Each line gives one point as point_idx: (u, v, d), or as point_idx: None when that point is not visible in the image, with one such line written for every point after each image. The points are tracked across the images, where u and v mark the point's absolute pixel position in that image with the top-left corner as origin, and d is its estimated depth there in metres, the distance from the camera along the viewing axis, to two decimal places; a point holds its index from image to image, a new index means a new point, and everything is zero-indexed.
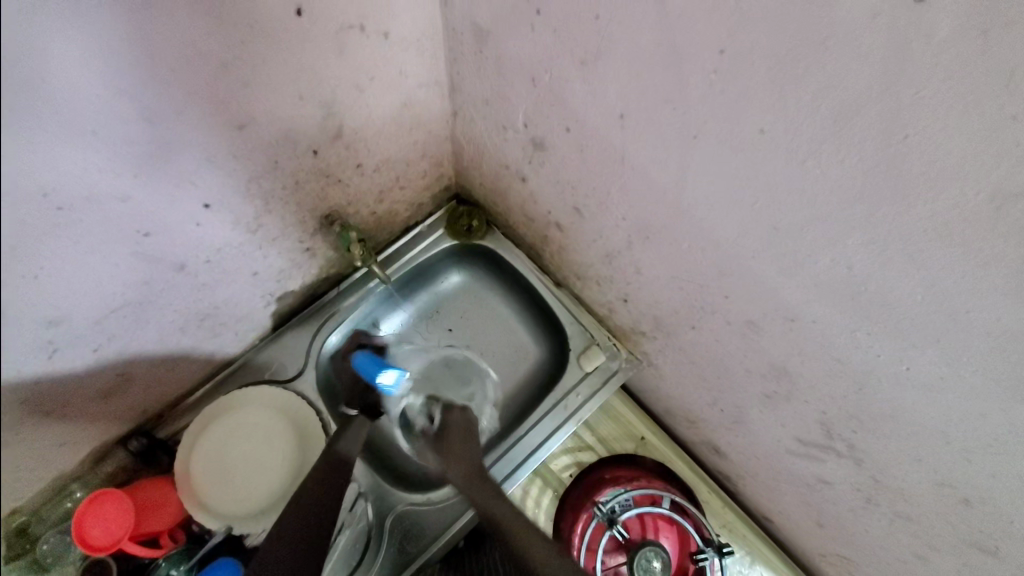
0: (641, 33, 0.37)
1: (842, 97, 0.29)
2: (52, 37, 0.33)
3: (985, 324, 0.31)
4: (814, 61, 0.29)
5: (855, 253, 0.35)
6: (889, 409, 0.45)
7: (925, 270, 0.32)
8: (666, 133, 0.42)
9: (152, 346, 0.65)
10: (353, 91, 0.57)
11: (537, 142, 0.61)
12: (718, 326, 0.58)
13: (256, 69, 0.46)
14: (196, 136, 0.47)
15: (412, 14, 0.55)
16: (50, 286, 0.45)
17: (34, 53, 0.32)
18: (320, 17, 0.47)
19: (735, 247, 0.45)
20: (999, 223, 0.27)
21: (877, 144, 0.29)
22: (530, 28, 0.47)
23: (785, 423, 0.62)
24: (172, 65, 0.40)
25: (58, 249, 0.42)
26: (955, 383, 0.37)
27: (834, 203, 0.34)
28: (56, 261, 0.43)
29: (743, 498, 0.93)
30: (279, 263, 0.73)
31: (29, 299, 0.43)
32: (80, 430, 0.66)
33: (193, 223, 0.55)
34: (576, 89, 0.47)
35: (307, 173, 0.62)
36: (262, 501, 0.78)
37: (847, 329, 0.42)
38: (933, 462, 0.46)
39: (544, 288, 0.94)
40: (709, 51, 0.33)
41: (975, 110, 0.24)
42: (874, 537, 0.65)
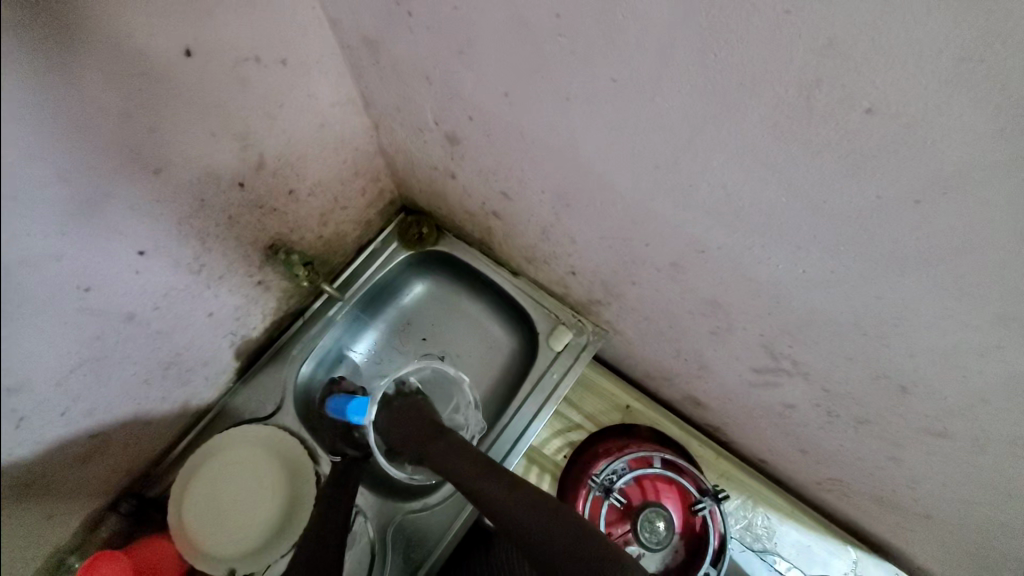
0: (492, 12, 0.40)
1: (657, 30, 0.32)
2: None
3: (841, 205, 0.34)
4: (626, 6, 0.32)
5: (722, 171, 0.38)
6: (806, 315, 0.48)
7: (779, 171, 0.35)
8: (545, 101, 0.45)
9: (120, 402, 0.66)
10: (266, 120, 0.60)
11: (451, 137, 0.64)
12: (651, 274, 0.60)
13: (160, 113, 0.49)
14: (117, 186, 0.49)
15: (306, 40, 0.58)
16: (11, 361, 0.45)
17: None
18: (213, 55, 0.50)
19: (635, 193, 0.48)
20: (812, 109, 0.30)
21: (698, 67, 0.32)
22: (409, 30, 0.50)
23: (738, 356, 0.64)
24: (75, 119, 0.42)
25: (12, 321, 0.43)
26: (844, 273, 0.40)
27: (690, 130, 0.37)
28: (12, 335, 0.44)
29: (734, 445, 0.95)
30: (233, 301, 0.75)
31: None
32: (64, 501, 0.66)
33: (133, 272, 0.57)
34: (463, 78, 0.50)
35: (240, 206, 0.65)
36: (262, 536, 0.79)
37: (746, 247, 0.44)
38: (860, 356, 0.48)
39: (504, 280, 0.96)
40: (549, 16, 0.37)
41: (755, 15, 0.28)
42: (847, 451, 0.67)
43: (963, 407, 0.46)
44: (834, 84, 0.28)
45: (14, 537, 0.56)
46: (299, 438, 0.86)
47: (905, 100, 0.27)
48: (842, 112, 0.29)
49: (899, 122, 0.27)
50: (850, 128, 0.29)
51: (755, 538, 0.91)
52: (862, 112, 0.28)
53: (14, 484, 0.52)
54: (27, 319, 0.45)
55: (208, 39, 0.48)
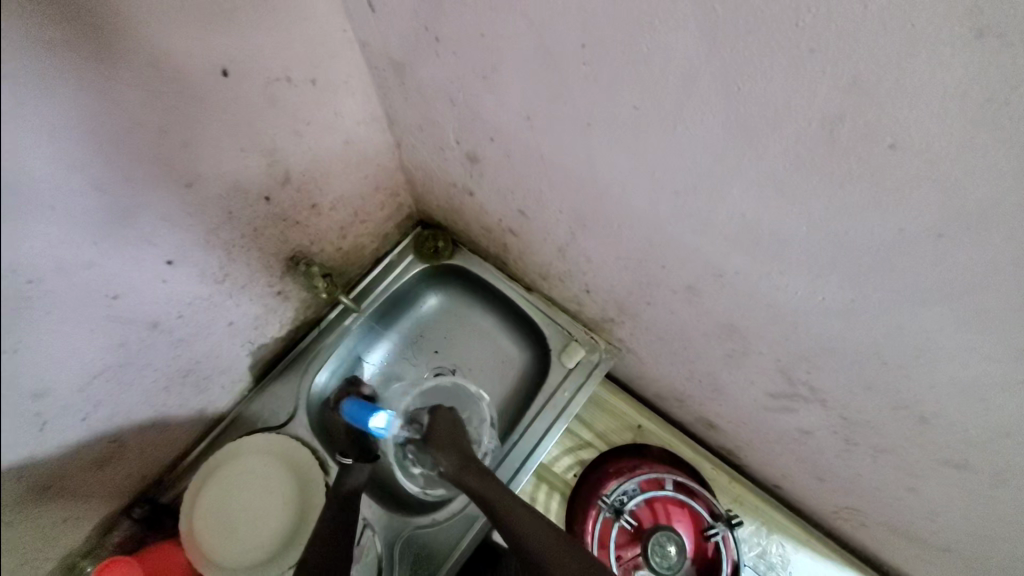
0: (518, 40, 0.41)
1: (681, 63, 0.33)
2: None
3: (863, 236, 0.34)
4: (650, 40, 0.33)
5: (742, 199, 0.39)
6: (825, 342, 0.48)
7: (799, 200, 0.35)
8: (566, 125, 0.46)
9: (139, 407, 0.68)
10: (293, 137, 0.62)
11: (471, 156, 0.65)
12: (667, 296, 0.60)
13: (194, 130, 0.51)
14: (150, 199, 0.51)
15: (334, 61, 0.60)
16: (35, 363, 0.47)
17: None
18: (246, 76, 0.52)
19: (653, 216, 0.48)
20: (835, 143, 0.30)
21: (720, 99, 0.33)
22: (434, 54, 0.51)
23: (753, 380, 0.64)
24: (113, 135, 0.44)
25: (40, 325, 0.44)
26: (865, 303, 0.40)
27: (711, 158, 0.38)
28: (40, 338, 0.45)
29: (748, 470, 0.93)
30: (252, 310, 0.77)
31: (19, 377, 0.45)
32: (81, 503, 0.67)
33: (160, 280, 0.58)
34: (485, 101, 0.52)
35: (263, 219, 0.66)
36: (271, 544, 0.79)
37: (765, 272, 0.44)
38: (880, 385, 0.48)
39: (517, 296, 0.97)
40: (574, 46, 0.38)
41: (779, 52, 0.28)
42: (865, 480, 0.66)
43: (986, 441, 0.45)
44: (857, 120, 0.28)
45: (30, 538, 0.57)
46: (310, 447, 0.86)
47: (927, 138, 0.27)
48: (865, 147, 0.29)
49: (922, 158, 0.28)
50: (873, 161, 0.30)
51: (769, 566, 0.89)
52: (885, 147, 0.29)
53: (34, 486, 0.53)
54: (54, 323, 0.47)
55: (243, 61, 0.50)
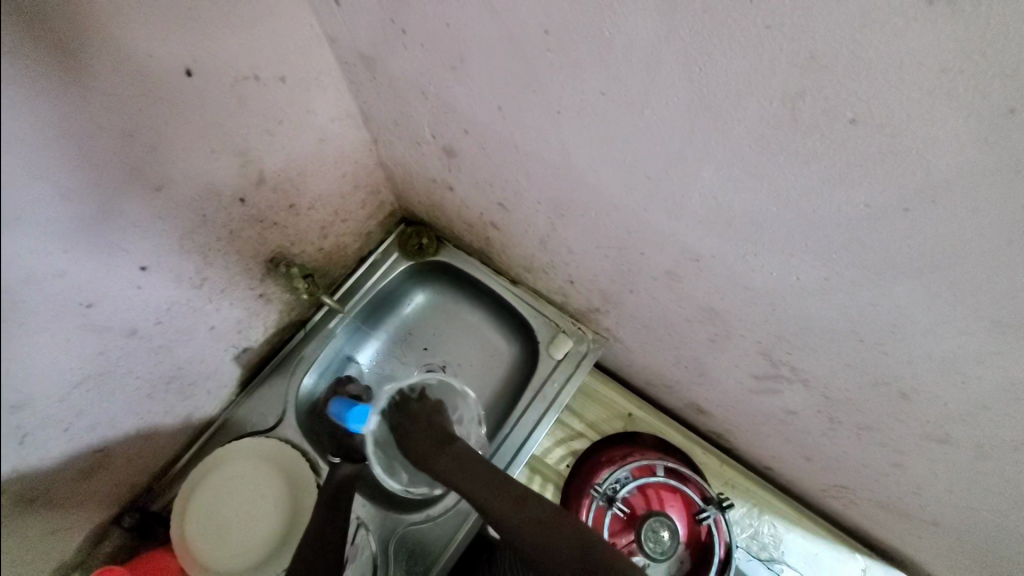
0: (483, 29, 0.41)
1: (643, 46, 0.32)
2: None
3: (832, 214, 0.35)
4: (613, 23, 0.32)
5: (713, 181, 0.39)
6: (803, 321, 0.48)
7: (768, 180, 0.35)
8: (536, 114, 0.46)
9: (123, 416, 0.67)
10: (265, 136, 0.61)
11: (448, 149, 0.65)
12: (649, 283, 0.60)
13: (162, 132, 0.50)
14: (120, 204, 0.50)
15: (303, 57, 0.59)
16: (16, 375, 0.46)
17: None
18: (213, 75, 0.51)
19: (629, 203, 0.48)
20: (799, 121, 0.30)
21: (684, 81, 0.33)
22: (403, 47, 0.51)
23: (737, 363, 0.64)
24: (77, 141, 0.43)
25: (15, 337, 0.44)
26: (838, 281, 0.40)
27: (680, 142, 0.37)
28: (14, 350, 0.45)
29: (738, 453, 0.94)
30: (235, 314, 0.76)
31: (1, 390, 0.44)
32: (68, 515, 0.67)
33: (135, 287, 0.57)
34: (457, 93, 0.51)
35: (240, 221, 0.66)
36: (263, 548, 0.78)
37: (741, 255, 0.45)
38: (859, 362, 0.48)
39: (503, 289, 0.96)
40: (538, 33, 0.37)
41: (738, 31, 0.28)
42: (851, 457, 0.67)
43: (963, 413, 0.45)
44: (818, 96, 0.28)
45: (15, 554, 0.56)
46: (301, 450, 0.86)
47: (886, 112, 0.27)
48: (827, 123, 0.29)
49: (883, 133, 0.28)
50: (836, 138, 0.30)
51: (762, 546, 0.90)
52: (846, 122, 0.29)
53: (18, 500, 0.52)
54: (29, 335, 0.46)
55: (207, 59, 0.49)
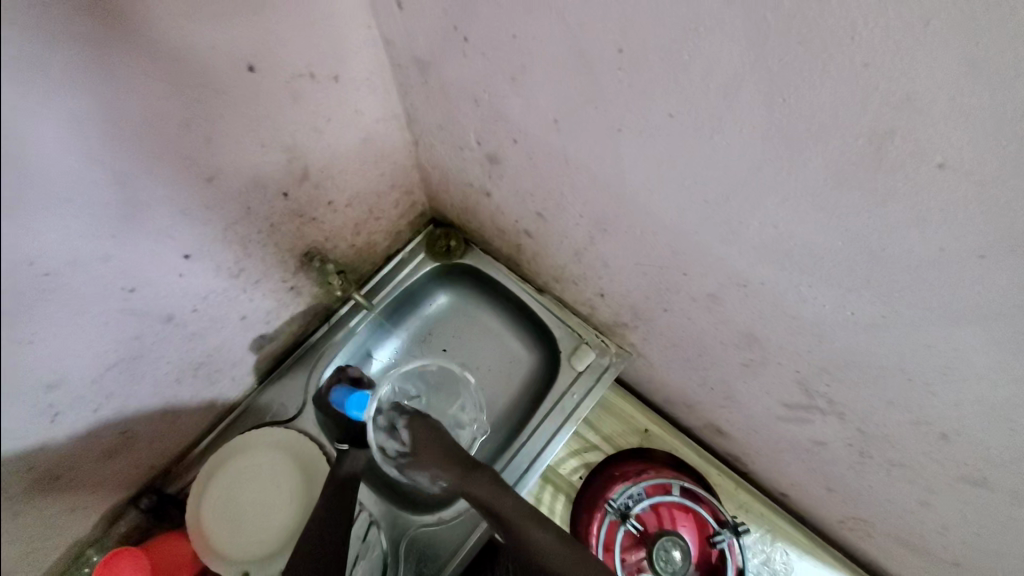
0: (553, 44, 0.41)
1: (724, 74, 0.32)
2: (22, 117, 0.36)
3: (902, 252, 0.34)
4: (694, 48, 0.32)
5: (778, 211, 0.38)
6: (850, 355, 0.47)
7: (836, 215, 0.35)
8: (595, 130, 0.46)
9: (151, 399, 0.67)
10: (313, 133, 0.61)
11: (491, 156, 0.65)
12: (687, 304, 0.60)
13: (216, 125, 0.50)
14: (171, 193, 0.50)
15: (357, 57, 0.59)
16: (44, 349, 0.47)
17: None
18: (272, 71, 0.51)
19: (680, 224, 0.48)
20: (882, 159, 0.30)
21: (763, 108, 0.32)
22: (462, 54, 0.51)
23: (770, 390, 0.64)
24: (135, 129, 0.44)
25: (43, 315, 0.45)
26: (895, 320, 0.40)
27: (747, 170, 0.37)
28: (45, 325, 0.46)
29: (755, 477, 0.93)
30: (265, 305, 0.76)
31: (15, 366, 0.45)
32: (88, 493, 0.67)
33: (177, 274, 0.58)
34: (512, 103, 0.51)
35: (281, 215, 0.66)
36: (274, 540, 0.78)
37: (793, 285, 0.44)
38: (903, 400, 0.47)
39: (528, 296, 0.96)
40: (611, 52, 0.37)
41: (833, 65, 0.27)
42: (878, 492, 0.65)
43: (1007, 460, 0.44)
44: (908, 136, 0.28)
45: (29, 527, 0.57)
46: (317, 442, 0.85)
47: (978, 159, 0.26)
48: (913, 164, 0.29)
49: (971, 179, 0.27)
50: (921, 180, 0.29)
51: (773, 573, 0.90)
52: (933, 166, 0.28)
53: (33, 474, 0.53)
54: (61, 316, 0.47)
55: (268, 55, 0.50)
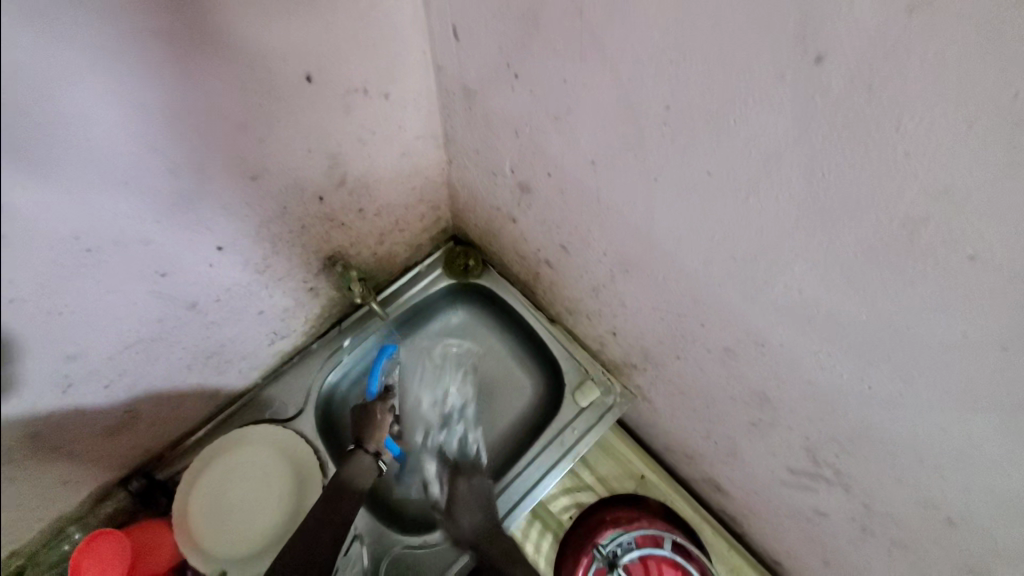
0: (602, 92, 0.42)
1: (767, 142, 0.33)
2: (98, 105, 0.38)
3: (927, 334, 0.34)
4: (740, 113, 0.33)
5: (804, 275, 0.39)
6: (863, 428, 0.46)
7: (863, 288, 0.35)
8: (631, 176, 0.47)
9: (160, 381, 0.68)
10: (357, 144, 0.63)
11: (523, 186, 0.66)
12: (700, 354, 0.60)
13: (269, 128, 0.52)
14: (215, 187, 0.52)
15: (408, 78, 0.62)
16: (72, 319, 0.49)
17: (67, 116, 0.37)
18: (328, 84, 0.54)
19: (704, 276, 0.49)
20: (915, 242, 0.30)
21: (801, 178, 0.33)
22: (510, 89, 0.53)
23: (776, 452, 0.63)
24: (194, 126, 0.46)
25: (79, 288, 0.46)
26: (914, 399, 0.39)
27: (778, 233, 0.38)
28: (79, 298, 0.48)
29: (749, 540, 0.90)
30: (283, 302, 0.78)
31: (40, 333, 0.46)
32: (83, 467, 0.68)
33: (207, 264, 0.60)
34: (552, 139, 0.53)
35: (313, 218, 0.68)
36: (258, 541, 0.77)
37: (812, 351, 0.44)
38: (913, 481, 0.46)
39: (539, 325, 0.96)
40: (658, 106, 0.39)
41: (875, 149, 0.28)
42: (878, 573, 0.63)
43: (1017, 558, 0.43)
44: (943, 224, 0.28)
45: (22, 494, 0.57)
46: (313, 447, 0.85)
47: (1012, 256, 0.27)
48: (946, 251, 0.29)
49: (1003, 274, 0.28)
50: (951, 268, 0.30)
51: None
52: (965, 257, 0.29)
53: (36, 439, 0.54)
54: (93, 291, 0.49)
55: (327, 69, 0.52)
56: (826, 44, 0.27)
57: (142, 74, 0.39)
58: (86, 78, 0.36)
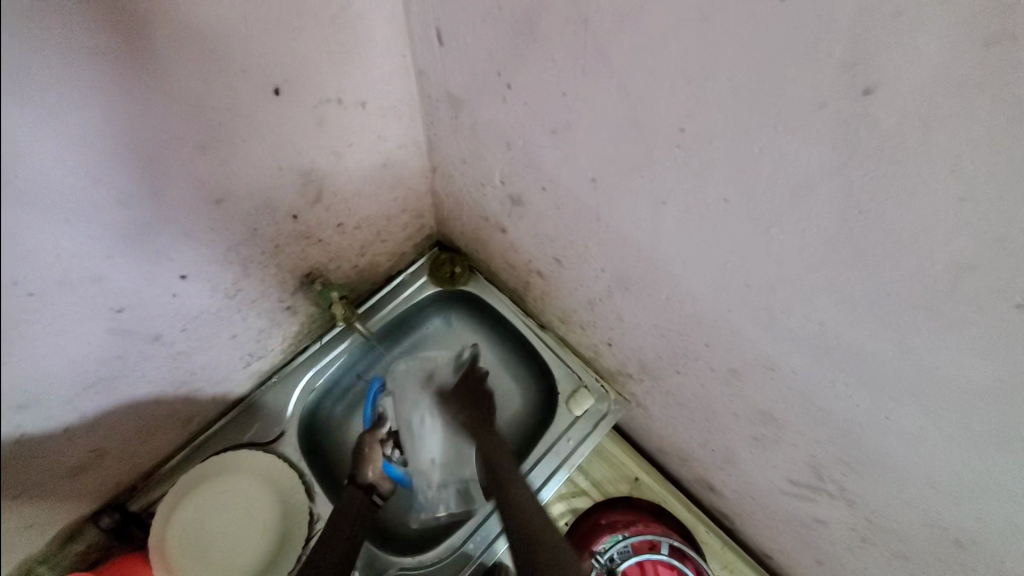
0: (608, 109, 0.39)
1: (799, 174, 0.30)
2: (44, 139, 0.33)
3: (957, 374, 0.32)
4: (769, 141, 0.30)
5: (826, 309, 0.37)
6: (873, 453, 0.45)
7: (891, 325, 0.33)
8: (636, 196, 0.44)
9: (125, 416, 0.63)
10: (333, 157, 0.58)
11: (515, 198, 0.62)
12: (702, 371, 0.58)
13: (235, 145, 0.47)
14: (173, 213, 0.47)
15: (388, 83, 0.56)
16: (27, 368, 0.43)
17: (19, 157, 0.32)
18: (299, 93, 0.48)
19: (714, 300, 0.46)
20: (956, 288, 0.28)
21: (836, 215, 0.31)
22: (502, 100, 0.48)
23: (777, 465, 0.62)
24: (148, 148, 0.40)
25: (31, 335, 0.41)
26: (932, 432, 0.38)
27: (801, 266, 0.36)
28: (29, 348, 0.42)
29: (743, 538, 0.90)
30: (259, 323, 0.72)
31: (7, 386, 0.41)
32: (48, 509, 0.62)
33: (171, 294, 0.54)
34: (549, 154, 0.49)
35: (287, 236, 0.62)
36: (245, 571, 0.73)
37: (827, 380, 0.43)
38: (921, 504, 0.45)
39: (530, 331, 0.93)
40: (673, 128, 0.35)
41: (923, 190, 0.26)
42: None
43: None
44: (991, 273, 0.26)
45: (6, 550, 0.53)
46: (297, 470, 0.81)
47: None
48: (992, 298, 0.27)
49: None
50: (994, 313, 0.27)
51: None
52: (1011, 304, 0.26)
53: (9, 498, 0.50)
54: (48, 337, 0.43)
55: (297, 78, 0.47)
56: (879, 76, 0.24)
57: (78, 97, 0.33)
58: (37, 110, 0.31)
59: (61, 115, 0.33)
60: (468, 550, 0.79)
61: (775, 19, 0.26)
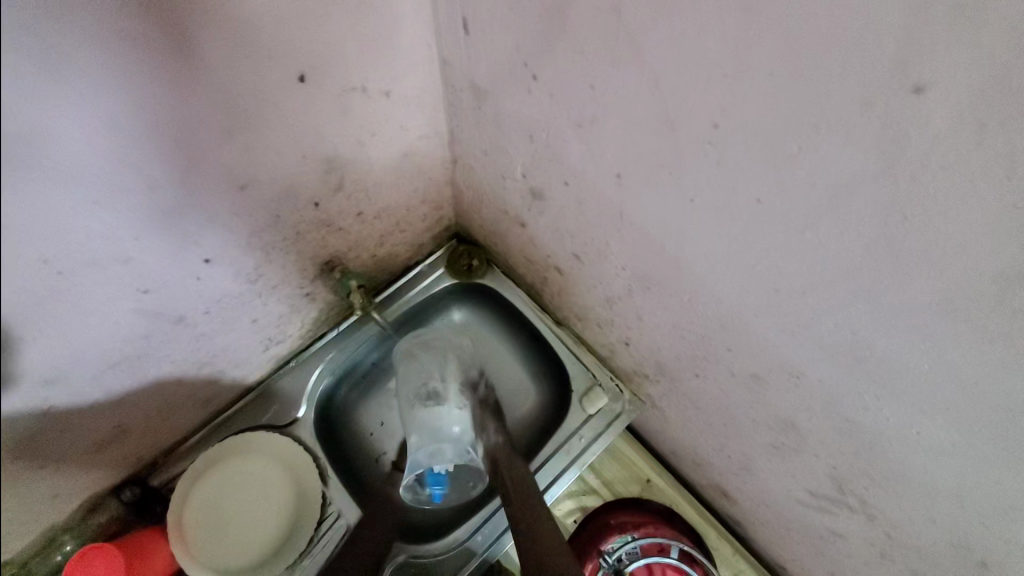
0: (637, 103, 0.37)
1: (837, 176, 0.29)
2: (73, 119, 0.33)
3: (998, 393, 0.30)
4: (807, 140, 0.29)
5: (858, 318, 0.35)
6: (899, 469, 0.43)
7: (929, 338, 0.32)
8: (661, 194, 0.43)
9: (148, 394, 0.64)
10: (356, 146, 0.58)
11: (536, 192, 0.62)
12: (722, 375, 0.57)
13: (259, 132, 0.47)
14: (199, 198, 0.47)
15: (412, 72, 0.56)
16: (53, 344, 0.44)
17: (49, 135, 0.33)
18: (324, 80, 0.48)
19: (739, 304, 0.45)
20: (1003, 302, 0.26)
21: (876, 220, 0.29)
22: (528, 91, 0.48)
23: (795, 475, 0.60)
24: (177, 134, 0.41)
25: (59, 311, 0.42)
26: (966, 451, 0.36)
27: (834, 271, 0.34)
28: (57, 323, 0.43)
29: (755, 546, 0.89)
30: (279, 309, 0.73)
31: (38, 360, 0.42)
32: (74, 480, 0.64)
33: (195, 277, 0.55)
34: (573, 148, 0.48)
35: (309, 224, 0.63)
36: (259, 548, 0.75)
37: (855, 391, 0.41)
38: (948, 524, 0.44)
39: (546, 327, 0.93)
40: (704, 124, 0.34)
41: (973, 198, 0.24)
42: None
43: None
44: None
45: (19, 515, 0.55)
46: (312, 454, 0.83)
47: None
48: None
49: None
50: None
51: None
52: None
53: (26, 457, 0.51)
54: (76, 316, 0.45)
55: (323, 66, 0.47)
56: (933, 74, 0.22)
57: (105, 81, 0.34)
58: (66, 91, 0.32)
59: (86, 99, 0.33)
60: (477, 542, 0.79)
61: (822, 10, 0.24)
